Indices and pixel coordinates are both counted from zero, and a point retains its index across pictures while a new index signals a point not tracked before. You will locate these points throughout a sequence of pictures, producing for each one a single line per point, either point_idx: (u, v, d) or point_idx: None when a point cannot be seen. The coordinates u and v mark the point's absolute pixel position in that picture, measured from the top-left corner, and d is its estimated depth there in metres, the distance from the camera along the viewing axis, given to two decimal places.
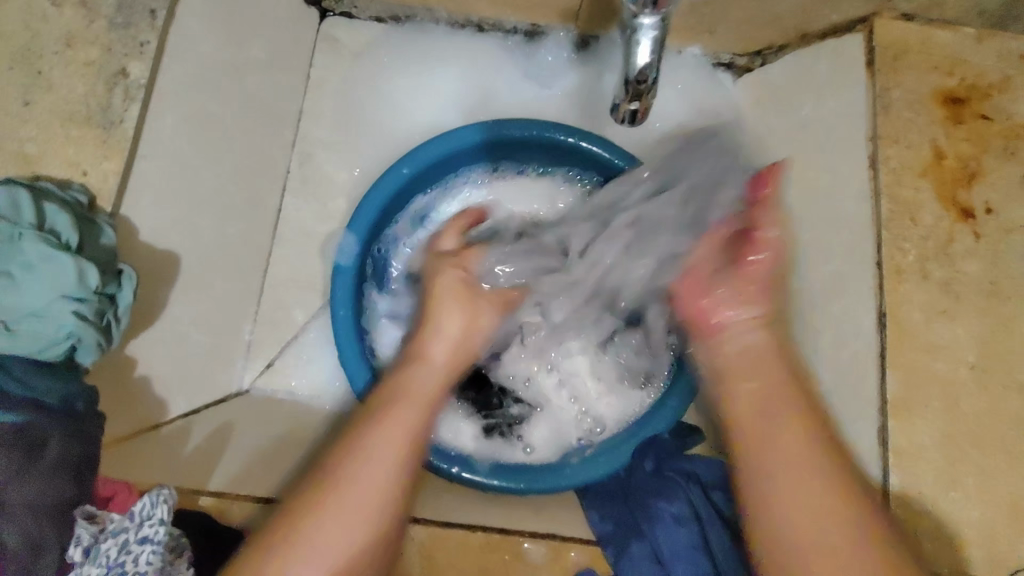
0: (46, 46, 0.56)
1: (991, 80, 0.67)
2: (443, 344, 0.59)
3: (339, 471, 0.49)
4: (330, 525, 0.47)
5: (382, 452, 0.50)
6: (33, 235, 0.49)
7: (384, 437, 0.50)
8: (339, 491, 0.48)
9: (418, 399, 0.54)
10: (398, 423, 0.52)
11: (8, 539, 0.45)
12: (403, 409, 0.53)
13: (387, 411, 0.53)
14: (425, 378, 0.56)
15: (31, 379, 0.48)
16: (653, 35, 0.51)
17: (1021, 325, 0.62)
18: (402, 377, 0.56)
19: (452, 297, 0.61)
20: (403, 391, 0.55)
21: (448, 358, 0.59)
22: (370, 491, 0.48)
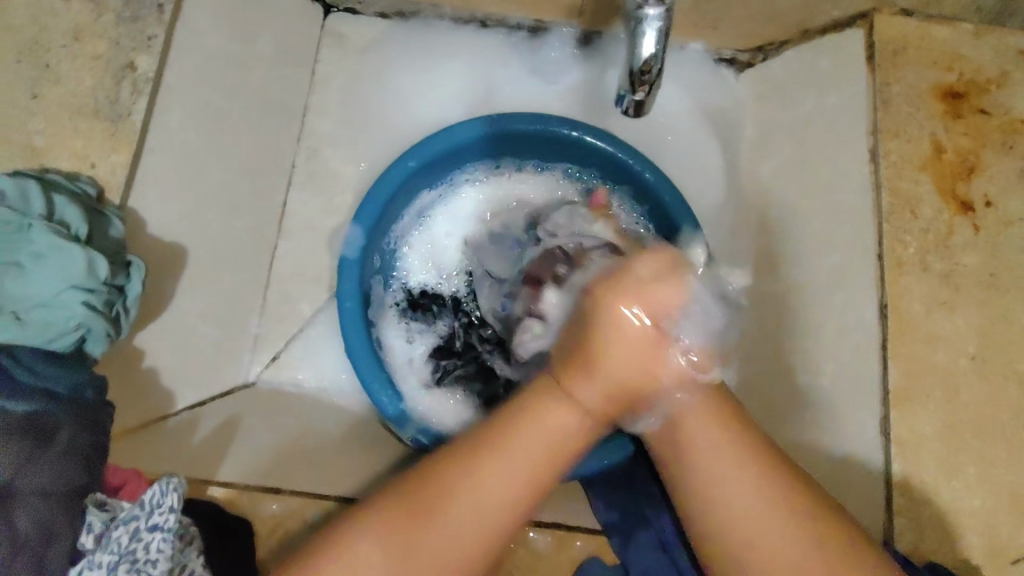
0: (55, 40, 0.57)
1: (990, 75, 0.68)
2: (597, 392, 0.47)
3: (441, 504, 0.48)
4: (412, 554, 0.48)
5: (489, 504, 0.48)
6: (42, 226, 0.49)
7: (497, 485, 0.48)
8: (437, 524, 0.48)
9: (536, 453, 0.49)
10: (517, 461, 0.49)
11: (20, 526, 0.44)
12: (522, 450, 0.49)
13: (501, 453, 0.49)
14: (557, 425, 0.48)
15: (40, 367, 0.49)
16: (658, 26, 0.52)
17: (1020, 315, 0.63)
18: (534, 415, 0.49)
19: (616, 332, 0.45)
20: (533, 438, 0.48)
21: (600, 403, 0.48)
22: (462, 525, 0.48)
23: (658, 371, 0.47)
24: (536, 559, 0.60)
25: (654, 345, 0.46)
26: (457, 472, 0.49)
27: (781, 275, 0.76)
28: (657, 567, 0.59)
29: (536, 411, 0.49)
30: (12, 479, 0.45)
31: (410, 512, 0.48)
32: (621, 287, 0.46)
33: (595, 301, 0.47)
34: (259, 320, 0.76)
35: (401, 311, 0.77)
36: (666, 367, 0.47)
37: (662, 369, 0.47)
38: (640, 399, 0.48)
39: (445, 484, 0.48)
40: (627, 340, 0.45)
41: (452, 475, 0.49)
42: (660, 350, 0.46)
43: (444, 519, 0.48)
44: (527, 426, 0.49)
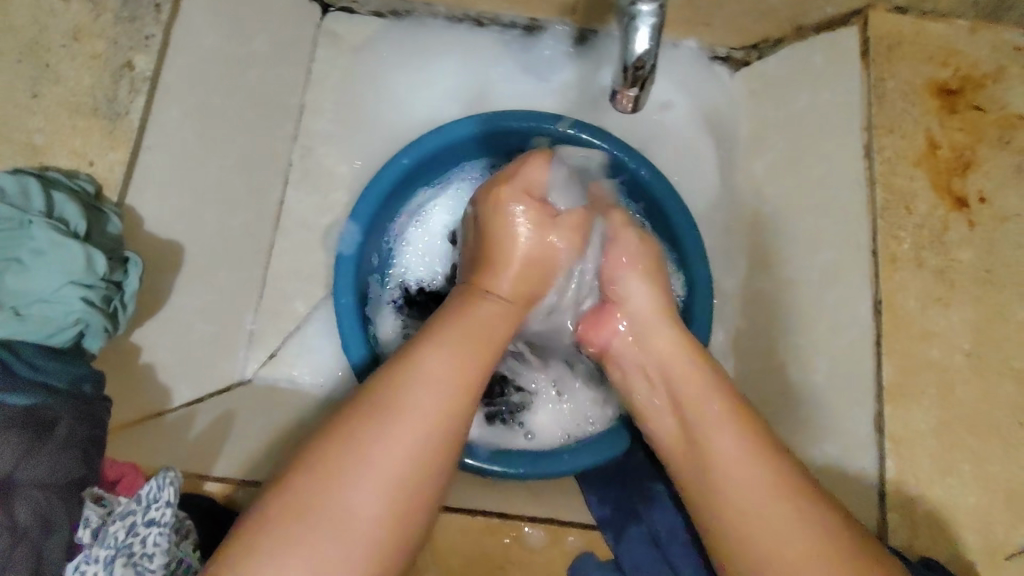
0: (54, 40, 0.57)
1: (985, 71, 0.68)
2: (507, 278, 0.58)
3: (397, 393, 0.47)
4: (381, 450, 0.45)
5: (441, 383, 0.48)
6: (42, 222, 0.50)
7: (450, 367, 0.49)
8: (401, 417, 0.46)
9: (481, 330, 0.52)
10: (460, 344, 0.51)
11: (20, 517, 0.45)
12: (460, 331, 0.52)
13: (442, 335, 0.51)
14: (483, 311, 0.54)
15: (38, 360, 0.49)
16: (652, 22, 0.53)
17: (1015, 311, 0.63)
18: (464, 308, 0.54)
19: (516, 233, 0.59)
20: (467, 320, 0.53)
21: (513, 287, 0.58)
22: (431, 416, 0.47)
23: (554, 255, 0.60)
24: (530, 555, 0.59)
25: (546, 242, 0.59)
26: (405, 376, 0.48)
27: (776, 272, 0.76)
28: (651, 563, 0.59)
29: (463, 304, 0.55)
30: (12, 471, 0.46)
31: (367, 411, 0.46)
32: (511, 184, 0.60)
33: (499, 210, 0.60)
34: (254, 317, 0.76)
35: (397, 308, 0.77)
36: (564, 249, 0.60)
37: (536, 248, 0.59)
38: (546, 275, 0.60)
39: (400, 375, 0.48)
40: (514, 232, 0.59)
41: (403, 367, 0.48)
42: (544, 233, 0.59)
43: (405, 409, 0.47)
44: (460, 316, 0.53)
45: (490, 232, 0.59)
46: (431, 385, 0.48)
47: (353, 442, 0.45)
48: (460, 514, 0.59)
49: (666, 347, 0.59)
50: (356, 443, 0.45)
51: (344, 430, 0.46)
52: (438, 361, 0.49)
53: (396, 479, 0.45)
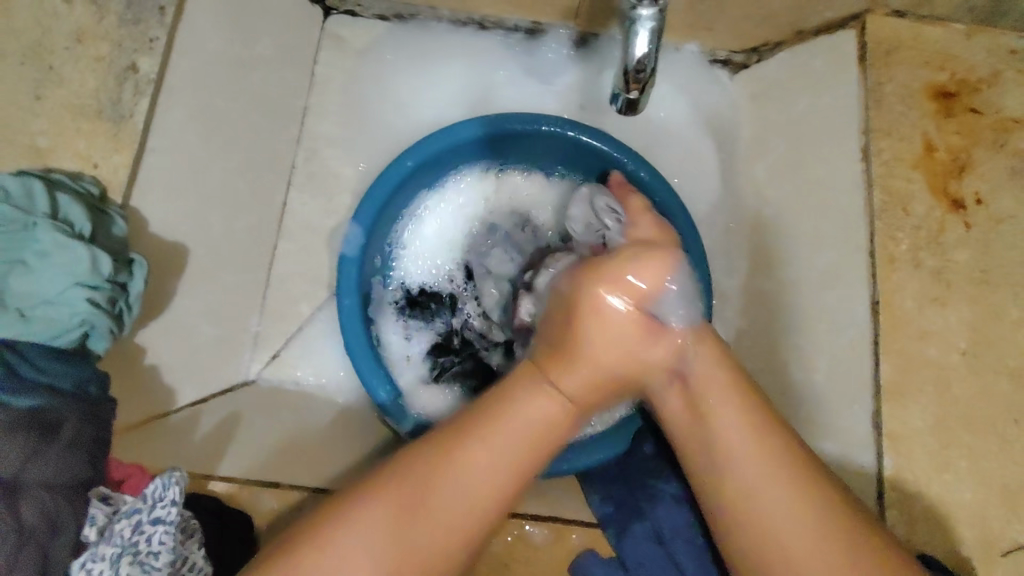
0: (57, 43, 0.57)
1: (981, 75, 0.69)
2: (580, 378, 0.51)
3: (427, 483, 0.48)
4: (394, 531, 0.47)
5: (474, 492, 0.49)
6: (47, 224, 0.50)
7: (486, 472, 0.49)
8: (424, 510, 0.48)
9: (527, 436, 0.50)
10: (499, 447, 0.49)
11: (26, 519, 0.45)
12: (507, 439, 0.50)
13: (491, 437, 0.49)
14: (541, 411, 0.51)
15: (41, 362, 0.49)
16: (652, 26, 0.53)
17: (1011, 311, 0.64)
18: (520, 407, 0.51)
19: (604, 326, 0.51)
20: (524, 425, 0.50)
21: (582, 392, 0.52)
22: (450, 513, 0.48)
23: (641, 351, 0.53)
24: (533, 552, 0.60)
25: (640, 328, 0.52)
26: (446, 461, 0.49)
27: (775, 273, 0.77)
28: (653, 558, 0.60)
29: (521, 395, 0.51)
30: (18, 473, 0.45)
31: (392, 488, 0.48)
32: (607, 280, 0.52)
33: (582, 291, 0.52)
34: (259, 319, 0.76)
35: (399, 309, 0.77)
36: (648, 351, 0.53)
37: (633, 345, 0.52)
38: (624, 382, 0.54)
39: (437, 467, 0.49)
40: (607, 325, 0.51)
41: (446, 462, 0.49)
42: (638, 334, 0.52)
43: (429, 504, 0.48)
44: (513, 412, 0.50)
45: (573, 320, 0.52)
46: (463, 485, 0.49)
47: (370, 518, 0.47)
48: None
49: (700, 357, 0.55)
50: (377, 520, 0.47)
51: (371, 502, 0.48)
52: (477, 463, 0.48)
53: (390, 562, 0.47)
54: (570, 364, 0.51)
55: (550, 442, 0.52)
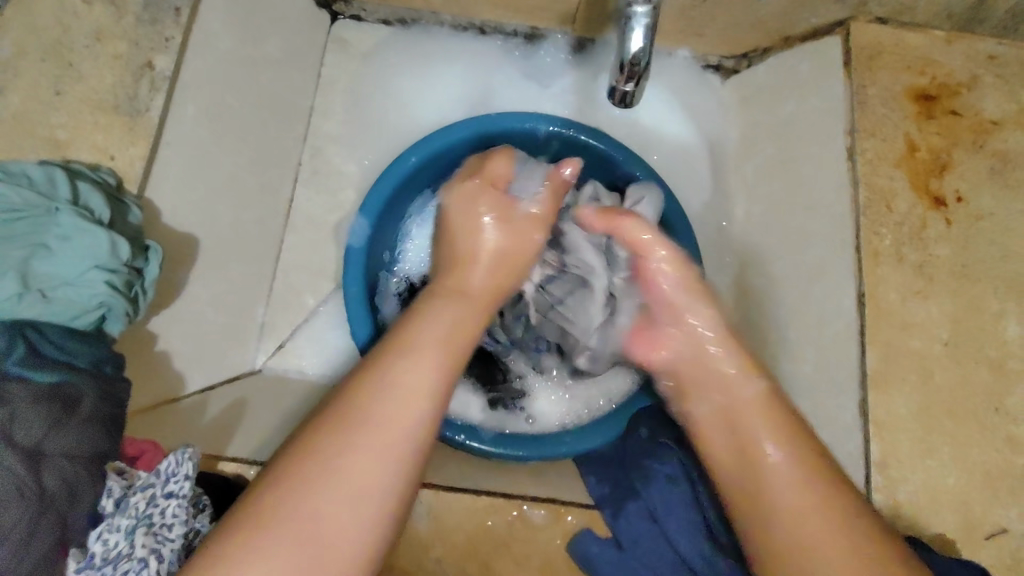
0: (77, 41, 0.60)
1: (959, 79, 0.72)
2: (478, 270, 0.60)
3: (361, 404, 0.46)
4: (347, 462, 0.44)
5: (409, 393, 0.47)
6: (69, 209, 0.53)
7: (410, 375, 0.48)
8: (364, 428, 0.45)
9: (443, 337, 0.51)
10: (419, 349, 0.50)
11: (48, 486, 0.47)
12: (422, 347, 0.50)
13: (411, 348, 0.50)
14: (455, 316, 0.54)
15: (65, 342, 0.52)
16: (645, 22, 0.57)
17: (989, 304, 0.66)
18: (429, 312, 0.54)
19: (482, 226, 0.62)
20: (432, 331, 0.52)
21: (485, 285, 0.59)
22: (392, 426, 0.46)
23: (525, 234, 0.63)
24: (532, 532, 0.62)
25: (512, 247, 0.62)
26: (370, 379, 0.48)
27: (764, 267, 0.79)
28: (646, 535, 0.63)
29: (431, 309, 0.54)
30: (41, 442, 0.48)
31: (339, 419, 0.46)
32: (478, 194, 0.64)
33: (455, 219, 0.64)
34: (265, 308, 0.79)
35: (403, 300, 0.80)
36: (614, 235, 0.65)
37: (504, 241, 0.62)
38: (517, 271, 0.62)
39: (374, 378, 0.48)
40: (486, 226, 0.62)
41: (366, 378, 0.48)
42: (512, 239, 0.62)
43: (372, 419, 0.46)
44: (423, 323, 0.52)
45: (456, 237, 0.63)
46: (397, 392, 0.47)
47: (319, 453, 0.44)
48: (462, 493, 0.62)
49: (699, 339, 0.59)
50: (330, 436, 0.45)
51: (320, 433, 0.45)
52: (399, 368, 0.48)
53: (375, 479, 0.44)
54: (465, 268, 0.60)
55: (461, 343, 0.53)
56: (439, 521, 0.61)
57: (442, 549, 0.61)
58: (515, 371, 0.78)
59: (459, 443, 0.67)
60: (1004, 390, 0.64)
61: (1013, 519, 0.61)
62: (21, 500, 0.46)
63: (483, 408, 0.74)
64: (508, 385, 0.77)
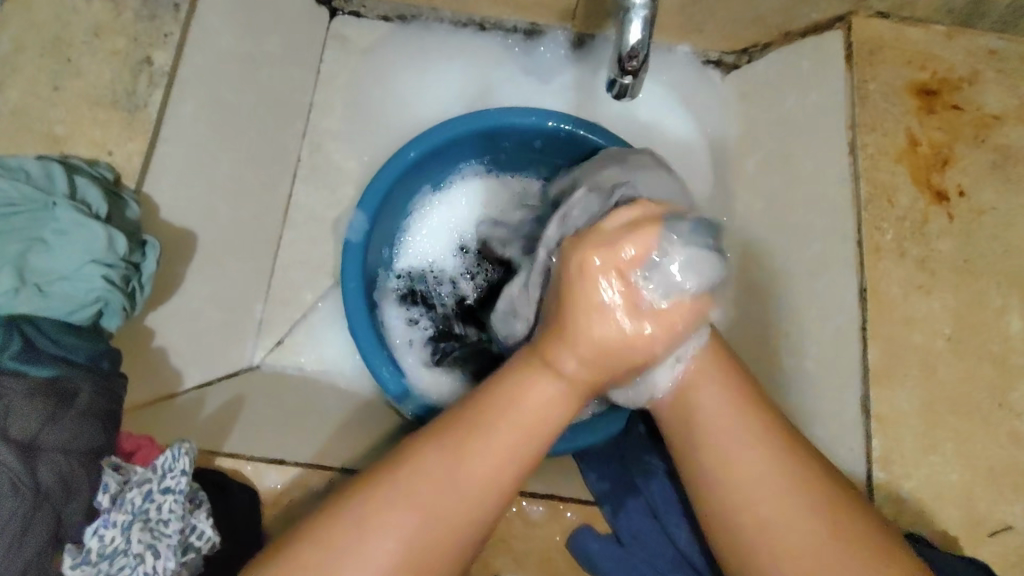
0: (76, 37, 0.60)
1: (960, 74, 0.72)
2: (579, 361, 0.47)
3: (415, 485, 0.46)
4: (391, 545, 0.45)
5: (471, 476, 0.46)
6: (66, 203, 0.52)
7: (474, 467, 0.46)
8: (419, 508, 0.45)
9: (521, 428, 0.47)
10: (493, 443, 0.47)
11: (43, 481, 0.47)
12: (505, 434, 0.47)
13: (483, 433, 0.47)
14: (548, 402, 0.47)
15: (61, 337, 0.51)
16: (643, 14, 0.57)
17: (992, 298, 0.66)
18: (517, 391, 0.48)
19: (610, 315, 0.46)
20: (520, 418, 0.47)
21: (585, 374, 0.47)
22: (442, 521, 0.45)
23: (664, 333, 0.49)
24: (530, 528, 0.62)
25: (642, 338, 0.47)
26: (432, 463, 0.46)
27: (766, 263, 0.78)
28: (647, 529, 0.63)
29: (524, 387, 0.48)
30: (36, 436, 0.48)
31: (395, 492, 0.46)
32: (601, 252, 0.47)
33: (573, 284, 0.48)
34: (263, 305, 0.79)
35: (402, 298, 0.80)
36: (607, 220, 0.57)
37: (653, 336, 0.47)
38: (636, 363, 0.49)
39: (445, 449, 0.47)
40: (610, 323, 0.46)
41: (429, 458, 0.46)
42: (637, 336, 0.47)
43: (427, 502, 0.45)
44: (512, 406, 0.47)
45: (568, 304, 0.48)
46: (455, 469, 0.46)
47: (366, 527, 0.45)
48: None
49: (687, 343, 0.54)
50: (384, 512, 0.45)
51: (374, 501, 0.45)
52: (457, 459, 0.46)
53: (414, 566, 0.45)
54: (570, 346, 0.47)
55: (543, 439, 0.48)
56: None
57: None
58: None
59: None
60: (1008, 387, 0.64)
61: (1017, 516, 0.61)
62: (16, 495, 0.46)
63: None
64: None
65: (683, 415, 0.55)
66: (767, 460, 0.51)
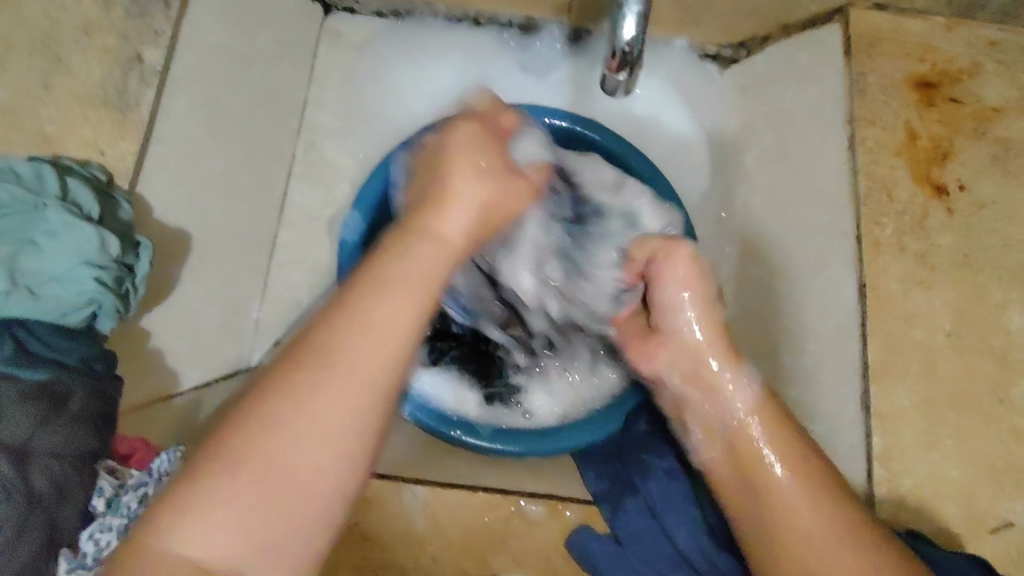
0: (66, 35, 0.59)
1: (961, 65, 0.71)
2: (455, 216, 0.50)
3: (329, 349, 0.42)
4: (319, 405, 0.41)
5: (383, 332, 0.44)
6: (57, 205, 0.52)
7: (386, 315, 0.44)
8: (336, 371, 0.42)
9: (419, 275, 0.46)
10: (398, 285, 0.45)
11: (36, 486, 0.47)
12: (402, 279, 0.46)
13: (384, 282, 0.45)
14: (434, 250, 0.48)
15: (55, 340, 0.51)
16: (637, 9, 0.56)
17: (992, 293, 0.65)
18: (404, 247, 0.48)
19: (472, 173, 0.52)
20: (411, 268, 0.46)
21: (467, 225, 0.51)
22: (363, 376, 0.42)
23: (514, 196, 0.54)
24: (530, 528, 0.62)
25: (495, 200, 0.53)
26: (338, 327, 0.43)
27: (764, 259, 0.78)
28: (644, 529, 0.63)
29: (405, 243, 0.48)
30: (28, 441, 0.47)
31: (309, 360, 0.42)
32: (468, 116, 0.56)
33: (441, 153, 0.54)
34: (259, 306, 0.78)
35: None
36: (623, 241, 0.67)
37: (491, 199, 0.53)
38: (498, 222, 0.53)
39: (343, 312, 0.44)
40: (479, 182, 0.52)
41: (336, 321, 0.43)
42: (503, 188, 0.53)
43: (349, 358, 0.42)
44: (404, 258, 0.47)
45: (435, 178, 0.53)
46: (372, 333, 0.43)
47: (287, 398, 0.41)
48: (460, 489, 0.62)
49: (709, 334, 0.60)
50: (298, 376, 0.41)
51: (288, 372, 0.42)
52: (376, 308, 0.44)
53: (347, 426, 0.41)
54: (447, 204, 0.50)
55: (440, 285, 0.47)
56: (435, 518, 0.61)
57: (437, 546, 0.60)
58: (512, 366, 0.76)
59: (455, 438, 0.66)
60: (1008, 382, 0.63)
61: (1017, 512, 0.61)
62: (8, 499, 0.46)
63: (479, 403, 0.72)
64: (505, 380, 0.75)
65: (748, 479, 0.55)
66: (818, 505, 0.51)
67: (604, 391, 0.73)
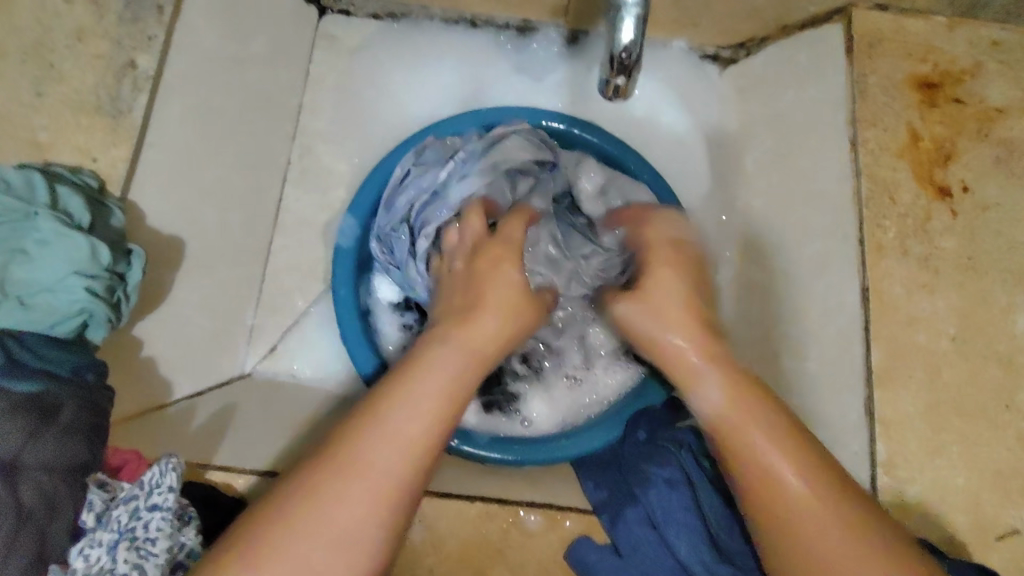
0: (57, 41, 0.58)
1: (963, 66, 0.70)
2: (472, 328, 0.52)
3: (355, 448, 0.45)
4: (337, 511, 0.43)
5: (403, 437, 0.45)
6: (47, 214, 0.51)
7: (406, 421, 0.46)
8: (355, 474, 0.44)
9: (437, 387, 0.48)
10: (421, 393, 0.48)
11: (25, 501, 0.46)
12: (420, 386, 0.48)
13: (404, 391, 0.47)
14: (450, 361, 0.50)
15: (43, 349, 0.50)
16: (635, 11, 0.55)
17: (997, 297, 0.64)
18: (423, 358, 0.50)
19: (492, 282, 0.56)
20: (427, 377, 0.48)
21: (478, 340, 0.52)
22: (382, 482, 0.44)
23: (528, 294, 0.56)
24: (527, 538, 0.60)
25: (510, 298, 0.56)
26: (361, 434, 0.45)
27: (765, 263, 0.77)
28: (646, 541, 0.62)
29: (425, 354, 0.50)
30: (18, 454, 0.47)
31: (333, 461, 0.44)
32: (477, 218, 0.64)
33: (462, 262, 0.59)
34: (254, 312, 0.77)
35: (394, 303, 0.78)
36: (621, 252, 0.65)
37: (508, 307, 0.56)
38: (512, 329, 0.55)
39: (368, 418, 0.46)
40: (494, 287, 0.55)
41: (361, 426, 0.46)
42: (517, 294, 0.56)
43: (366, 467, 0.44)
44: (423, 369, 0.49)
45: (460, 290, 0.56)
46: (387, 438, 0.45)
47: (307, 504, 0.43)
48: (456, 500, 0.61)
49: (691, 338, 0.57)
50: (321, 476, 0.44)
51: (312, 476, 0.44)
52: (399, 412, 0.46)
53: (358, 532, 0.43)
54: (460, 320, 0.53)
55: (459, 398, 0.49)
56: (432, 528, 0.60)
57: (434, 559, 0.59)
58: (510, 372, 0.76)
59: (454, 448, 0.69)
60: (1014, 387, 0.62)
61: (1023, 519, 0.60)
62: None
63: (477, 411, 0.74)
64: (504, 387, 0.75)
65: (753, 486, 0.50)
66: (833, 511, 0.47)
67: (602, 397, 0.76)
